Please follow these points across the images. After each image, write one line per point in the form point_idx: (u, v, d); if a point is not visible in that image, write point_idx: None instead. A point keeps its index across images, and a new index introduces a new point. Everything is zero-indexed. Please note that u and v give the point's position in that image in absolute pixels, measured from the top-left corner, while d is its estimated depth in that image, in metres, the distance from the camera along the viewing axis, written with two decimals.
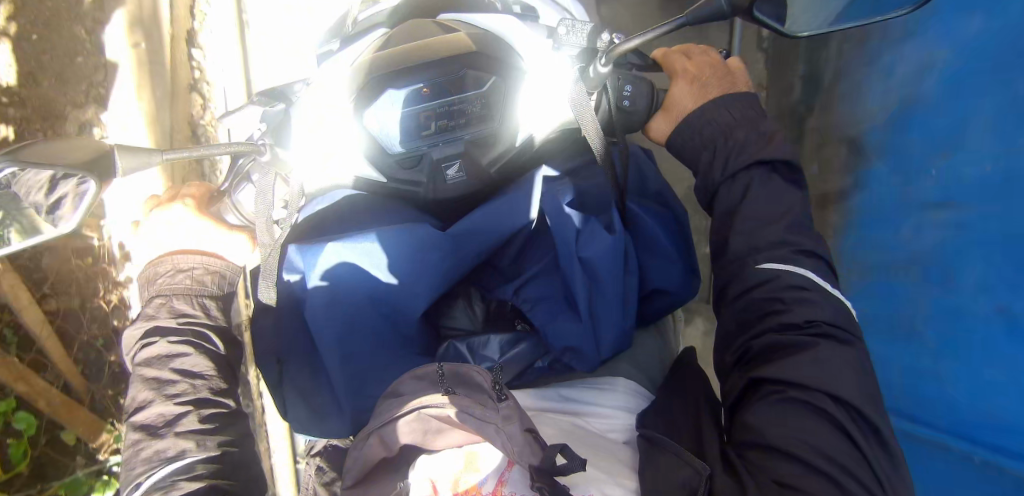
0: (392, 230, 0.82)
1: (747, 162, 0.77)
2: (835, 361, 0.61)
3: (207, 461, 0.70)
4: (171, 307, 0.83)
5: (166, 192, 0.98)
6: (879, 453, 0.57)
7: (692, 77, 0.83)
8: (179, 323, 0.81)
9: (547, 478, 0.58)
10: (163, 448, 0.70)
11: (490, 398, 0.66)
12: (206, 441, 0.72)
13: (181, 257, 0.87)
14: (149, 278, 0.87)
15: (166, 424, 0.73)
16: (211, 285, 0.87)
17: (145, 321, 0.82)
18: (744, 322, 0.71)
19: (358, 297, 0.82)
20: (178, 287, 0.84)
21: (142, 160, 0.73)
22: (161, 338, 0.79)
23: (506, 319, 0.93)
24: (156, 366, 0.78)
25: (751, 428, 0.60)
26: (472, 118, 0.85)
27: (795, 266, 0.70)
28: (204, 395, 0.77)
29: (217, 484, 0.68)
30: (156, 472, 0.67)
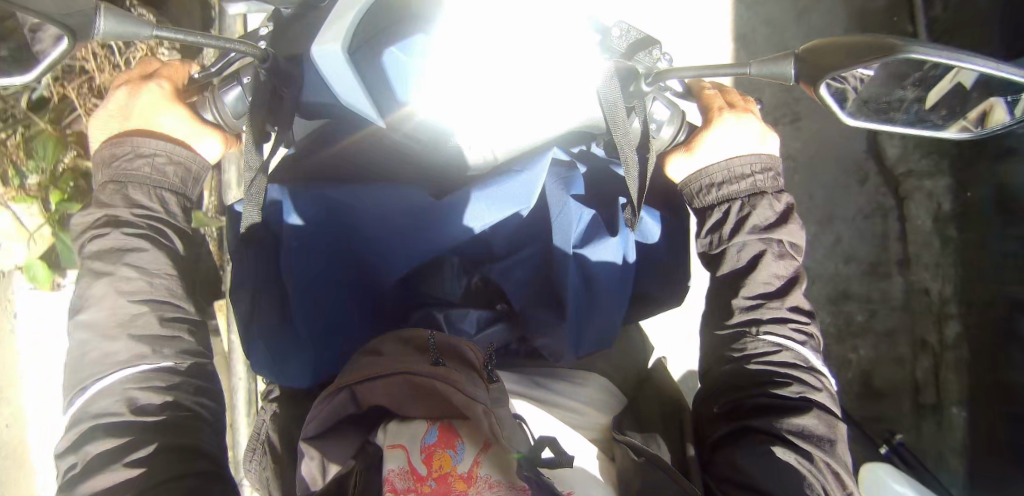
0: (388, 187, 0.76)
1: (760, 232, 0.78)
2: (821, 428, 0.66)
3: (162, 371, 0.65)
4: (127, 195, 0.70)
5: (132, 68, 0.83)
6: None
7: (724, 131, 0.85)
8: (135, 215, 0.69)
9: (532, 467, 0.56)
10: (114, 351, 0.64)
11: (480, 377, 0.63)
12: (164, 349, 0.65)
13: (143, 140, 0.72)
14: (104, 159, 0.72)
15: (116, 324, 0.65)
16: (172, 177, 0.73)
17: (97, 207, 0.69)
18: (740, 380, 0.73)
19: (328, 243, 0.78)
20: (136, 174, 0.71)
21: (128, 30, 0.60)
22: (115, 228, 0.68)
23: (487, 296, 0.86)
24: (109, 260, 0.67)
25: (738, 468, 0.63)
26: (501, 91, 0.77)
27: (794, 346, 0.74)
28: (159, 296, 0.67)
29: (171, 398, 0.63)
30: (105, 376, 0.63)
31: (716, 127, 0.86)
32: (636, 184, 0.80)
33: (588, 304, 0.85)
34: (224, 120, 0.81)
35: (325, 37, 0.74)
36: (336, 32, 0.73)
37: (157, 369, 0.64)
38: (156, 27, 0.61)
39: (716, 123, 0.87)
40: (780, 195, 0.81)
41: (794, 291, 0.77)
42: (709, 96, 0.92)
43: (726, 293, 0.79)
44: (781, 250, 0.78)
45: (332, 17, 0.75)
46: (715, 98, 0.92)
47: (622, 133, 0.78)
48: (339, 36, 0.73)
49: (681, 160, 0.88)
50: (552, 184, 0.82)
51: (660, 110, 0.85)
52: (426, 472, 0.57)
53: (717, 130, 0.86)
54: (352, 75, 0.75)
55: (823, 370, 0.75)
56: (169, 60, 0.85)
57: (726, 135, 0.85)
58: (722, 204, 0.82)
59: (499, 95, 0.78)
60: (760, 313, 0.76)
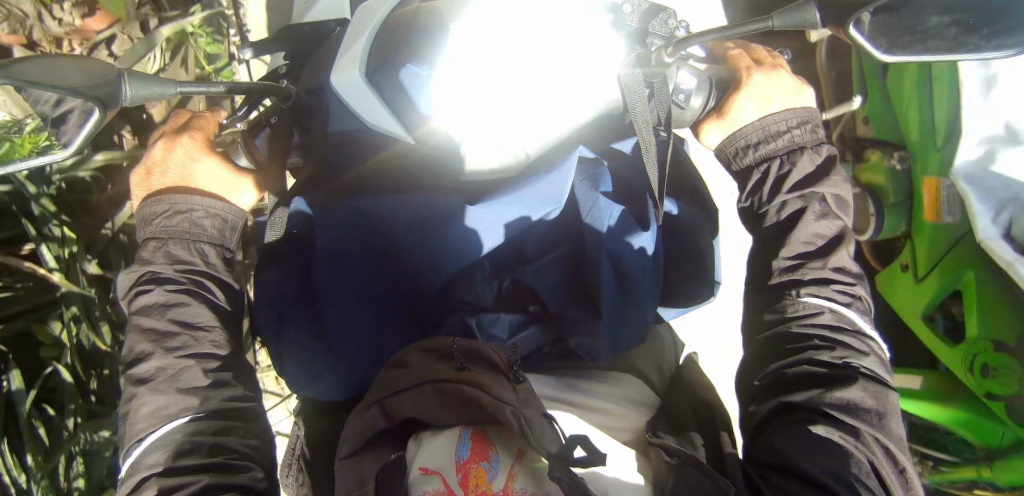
0: (414, 204, 0.76)
1: (800, 193, 0.73)
2: (868, 400, 0.61)
3: (210, 419, 0.70)
4: (168, 252, 0.77)
5: (168, 122, 0.90)
6: (903, 491, 0.57)
7: (758, 93, 0.80)
8: (176, 271, 0.76)
9: (565, 468, 0.56)
10: (164, 404, 0.69)
11: (506, 379, 0.64)
12: (210, 400, 0.71)
13: (178, 196, 0.78)
14: (144, 216, 0.79)
15: (165, 379, 0.71)
16: (211, 229, 0.80)
17: (140, 265, 0.76)
18: (783, 349, 0.69)
19: (359, 264, 0.80)
20: (175, 230, 0.78)
21: (154, 91, 0.65)
22: (158, 285, 0.75)
23: (519, 299, 0.85)
24: (155, 315, 0.74)
25: (775, 449, 0.60)
26: (528, 90, 0.72)
27: (839, 307, 0.69)
28: (205, 349, 0.74)
29: (219, 443, 0.68)
30: (156, 429, 0.68)
31: (748, 88, 0.80)
32: (656, 175, 0.76)
33: (623, 296, 0.83)
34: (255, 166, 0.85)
35: (342, 66, 0.73)
36: (352, 59, 0.73)
37: (204, 417, 0.69)
38: (176, 83, 0.65)
39: (747, 85, 0.80)
40: (819, 147, 0.76)
41: (841, 249, 0.71)
42: (735, 57, 0.87)
43: (765, 257, 0.75)
44: (825, 209, 0.73)
45: (345, 45, 0.75)
46: (741, 58, 0.86)
47: (641, 117, 0.74)
48: (355, 62, 0.73)
49: (715, 129, 0.82)
50: (579, 183, 0.81)
51: (687, 80, 0.79)
52: (461, 492, 0.59)
53: (750, 92, 0.80)
54: (373, 98, 0.73)
55: (872, 333, 0.70)
56: (199, 111, 0.91)
57: (762, 96, 0.79)
58: (762, 164, 0.77)
59: (525, 92, 0.72)
60: (801, 273, 0.71)
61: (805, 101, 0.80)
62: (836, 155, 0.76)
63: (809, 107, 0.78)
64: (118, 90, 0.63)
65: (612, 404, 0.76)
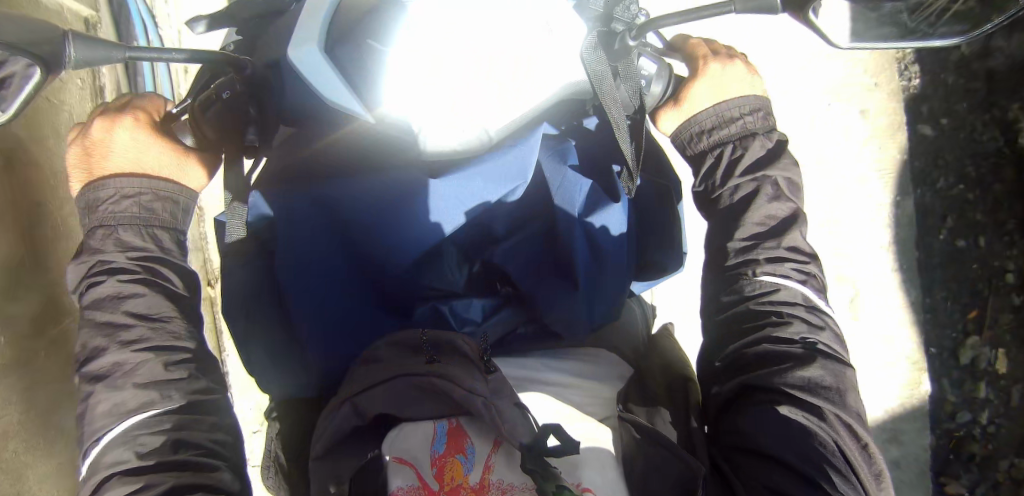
0: (376, 188, 0.74)
1: (752, 176, 0.74)
2: (827, 378, 0.62)
3: (173, 414, 0.67)
4: (119, 238, 0.73)
5: (108, 102, 0.84)
6: (868, 467, 0.58)
7: (714, 81, 0.80)
8: (129, 259, 0.73)
9: (536, 460, 0.56)
10: (121, 401, 0.66)
11: (479, 370, 0.64)
12: (172, 392, 0.68)
13: (126, 181, 0.75)
14: (88, 201, 0.75)
15: (121, 373, 0.68)
16: (163, 214, 0.77)
17: (90, 255, 0.73)
18: (743, 327, 0.70)
19: (324, 250, 0.77)
20: (124, 215, 0.74)
21: (98, 54, 0.61)
22: (109, 276, 0.71)
23: (489, 282, 0.82)
24: (108, 308, 0.71)
25: (741, 433, 0.62)
26: (484, 66, 0.68)
27: (794, 284, 0.71)
28: (164, 339, 0.71)
29: (182, 438, 0.65)
30: (116, 425, 0.65)
31: (706, 77, 0.81)
32: (630, 148, 0.74)
33: (595, 277, 0.82)
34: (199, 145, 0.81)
35: (298, 41, 0.71)
36: (311, 32, 0.71)
37: (165, 412, 0.66)
38: (126, 47, 0.62)
39: (704, 74, 0.81)
40: (771, 133, 0.77)
41: (793, 228, 0.73)
42: (694, 45, 0.86)
43: (718, 237, 0.76)
44: (776, 191, 0.74)
45: (305, 15, 0.72)
46: (699, 45, 0.85)
47: (609, 95, 0.71)
48: (314, 40, 0.71)
49: (671, 117, 0.83)
50: (546, 159, 0.79)
51: (648, 65, 0.80)
52: (439, 490, 0.58)
53: (706, 80, 0.81)
54: (331, 73, 0.71)
55: (826, 309, 0.71)
56: (147, 93, 0.85)
57: (719, 81, 0.80)
58: (715, 150, 0.78)
59: (477, 69, 0.68)
60: (756, 253, 0.72)
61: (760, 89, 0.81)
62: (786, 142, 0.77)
63: (760, 96, 0.79)
64: (60, 46, 0.60)
65: (569, 378, 0.77)
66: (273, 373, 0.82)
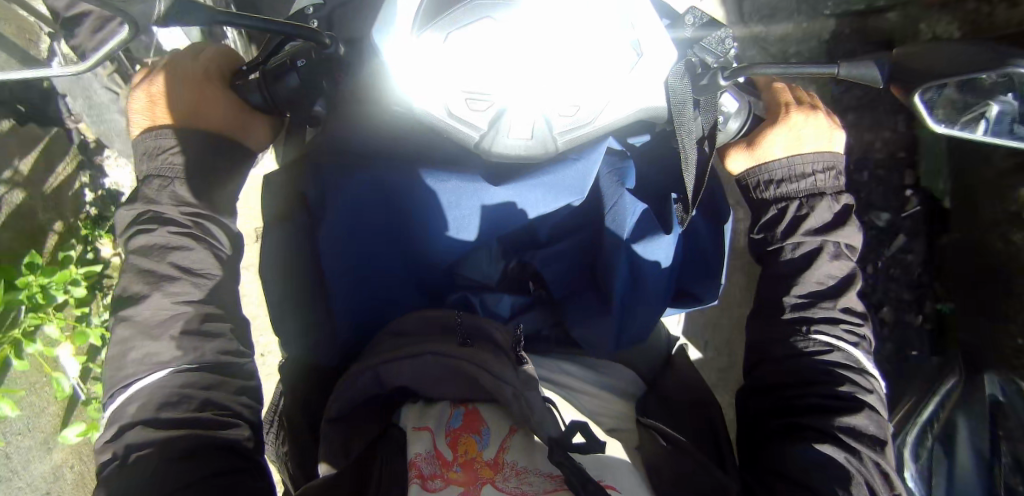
0: (435, 173, 0.73)
1: (821, 236, 0.75)
2: (871, 428, 0.62)
3: (204, 372, 0.66)
4: (174, 193, 0.72)
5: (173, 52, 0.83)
6: None
7: (793, 133, 0.80)
8: (182, 214, 0.71)
9: (565, 454, 0.53)
10: (155, 352, 0.64)
11: (510, 361, 0.61)
12: (205, 352, 0.66)
13: (189, 135, 0.75)
14: (146, 150, 0.74)
15: (159, 323, 0.66)
16: (220, 173, 0.76)
17: (141, 203, 0.71)
18: (787, 374, 0.69)
19: (374, 226, 0.77)
20: (181, 168, 0.73)
21: (192, 16, 0.54)
22: (160, 226, 0.70)
23: (521, 281, 0.82)
24: (154, 256, 0.69)
25: (775, 458, 0.60)
26: (570, 79, 0.68)
27: (844, 344, 0.69)
28: (204, 295, 0.70)
29: (210, 398, 0.64)
30: (145, 376, 0.63)
31: (786, 125, 0.81)
32: (692, 181, 0.74)
33: (631, 304, 0.80)
34: (269, 105, 0.82)
35: (385, 20, 0.67)
36: (399, 12, 0.65)
37: (195, 369, 0.65)
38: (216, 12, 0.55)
39: (786, 123, 0.81)
40: (838, 195, 0.77)
41: (850, 290, 0.73)
42: (778, 90, 0.87)
43: (776, 288, 0.76)
44: (838, 250, 0.75)
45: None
46: (785, 92, 0.86)
47: (686, 127, 0.74)
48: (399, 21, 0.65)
49: (742, 158, 0.83)
50: (605, 175, 0.79)
51: (729, 103, 0.80)
52: (451, 459, 0.56)
53: (785, 130, 0.80)
54: (411, 62, 0.66)
55: (875, 372, 0.69)
56: (209, 43, 0.84)
57: (798, 134, 0.80)
58: (779, 202, 0.79)
59: (559, 80, 0.68)
60: (811, 311, 0.72)
61: (835, 146, 0.81)
62: (854, 206, 0.77)
63: (837, 154, 0.79)
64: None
65: (595, 388, 0.74)
66: (290, 336, 0.80)
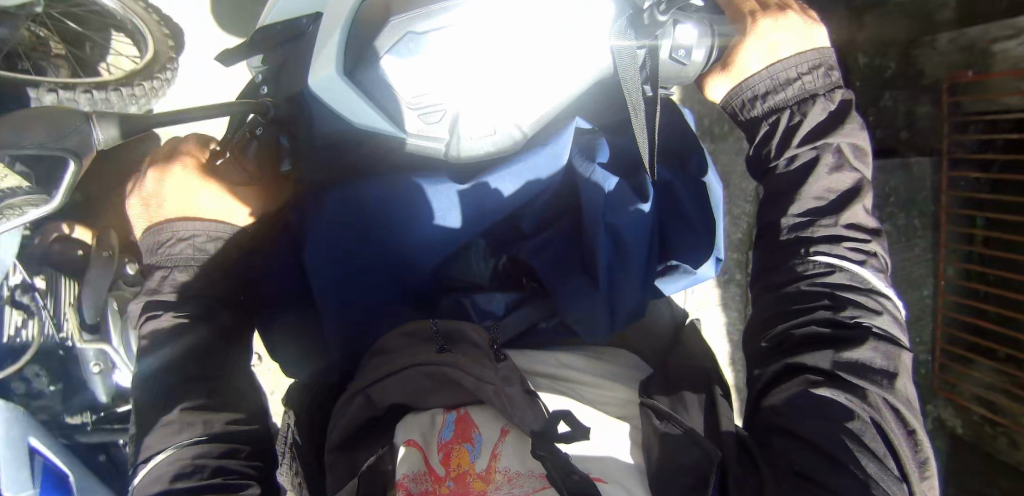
0: (405, 187, 0.75)
1: (808, 146, 0.68)
2: (879, 360, 0.56)
3: (213, 442, 0.69)
4: (173, 280, 0.78)
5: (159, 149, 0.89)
6: (911, 453, 0.53)
7: (764, 41, 0.73)
8: (184, 299, 0.77)
9: (545, 446, 0.54)
10: (170, 425, 0.69)
11: (488, 358, 0.62)
12: (213, 423, 0.71)
13: (180, 225, 0.78)
14: (150, 246, 0.79)
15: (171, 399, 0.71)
16: (217, 254, 0.79)
17: (147, 293, 0.78)
18: (787, 308, 0.64)
19: (355, 249, 0.78)
20: (179, 257, 0.78)
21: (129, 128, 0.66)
22: (166, 312, 0.76)
23: (512, 277, 0.83)
24: (164, 341, 0.75)
25: (775, 412, 0.56)
26: (512, 67, 0.71)
27: (847, 263, 0.63)
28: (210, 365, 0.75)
29: (221, 465, 0.67)
30: (162, 452, 0.67)
31: (754, 36, 0.74)
32: (643, 143, 0.72)
33: (618, 274, 0.78)
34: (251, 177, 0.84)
35: (319, 64, 0.69)
36: (328, 55, 0.69)
37: (207, 440, 0.69)
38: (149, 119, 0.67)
39: (754, 33, 0.74)
40: (832, 93, 0.70)
41: (856, 203, 0.66)
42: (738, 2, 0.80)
43: (772, 209, 0.69)
44: (839, 160, 0.67)
45: (317, 45, 0.70)
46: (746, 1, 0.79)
47: (629, 76, 0.72)
48: (331, 61, 0.69)
49: (721, 82, 0.77)
50: (576, 158, 0.77)
51: (688, 34, 0.73)
52: (443, 475, 0.56)
53: (756, 40, 0.74)
54: (358, 97, 0.70)
55: (886, 291, 0.63)
56: (190, 136, 0.90)
57: (771, 41, 0.73)
58: (770, 117, 0.72)
59: (505, 74, 0.71)
60: (811, 231, 0.65)
61: (817, 42, 0.73)
62: (852, 99, 0.70)
63: (822, 49, 0.71)
64: (87, 135, 0.63)
65: (594, 377, 0.71)
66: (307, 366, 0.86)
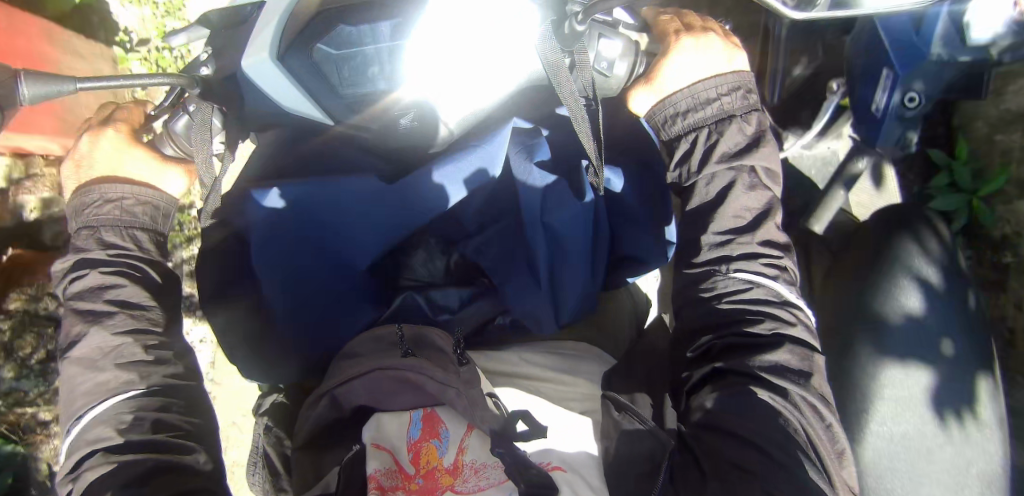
0: (341, 183, 0.74)
1: (725, 162, 0.73)
2: (794, 362, 0.65)
3: (153, 396, 0.69)
4: (101, 238, 0.75)
5: (94, 112, 0.87)
6: (830, 444, 0.62)
7: (687, 57, 0.79)
8: (110, 255, 0.74)
9: (505, 444, 0.57)
10: (105, 380, 0.68)
11: (451, 363, 0.65)
12: (152, 375, 0.70)
13: (108, 186, 0.77)
14: (74, 207, 0.77)
15: (104, 357, 0.70)
16: (144, 217, 0.78)
17: (73, 253, 0.75)
18: (709, 323, 0.71)
19: (297, 239, 0.77)
20: (106, 218, 0.76)
21: (55, 89, 0.66)
22: (91, 270, 0.73)
23: (468, 273, 0.87)
24: (91, 298, 0.72)
25: (707, 411, 0.63)
26: (439, 68, 0.70)
27: (764, 281, 0.71)
28: (145, 326, 0.73)
29: (161, 419, 0.67)
30: (98, 404, 0.67)
31: (676, 53, 0.80)
32: (592, 145, 0.73)
33: (560, 271, 0.81)
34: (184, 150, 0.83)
35: (251, 51, 0.69)
36: (260, 42, 0.69)
37: (146, 393, 0.69)
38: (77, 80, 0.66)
39: (675, 49, 0.80)
40: (749, 115, 0.75)
41: (769, 222, 0.73)
42: (664, 22, 0.86)
43: (692, 230, 0.76)
44: (754, 180, 0.73)
45: (258, 24, 0.70)
46: (671, 21, 0.85)
47: (567, 89, 0.69)
48: (263, 46, 0.68)
49: (644, 93, 0.81)
50: (514, 154, 0.79)
51: (610, 48, 0.80)
52: (414, 473, 0.60)
53: (679, 55, 0.79)
54: (287, 82, 0.71)
55: (798, 303, 0.72)
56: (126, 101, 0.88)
57: (691, 59, 0.79)
58: (689, 134, 0.77)
59: (431, 76, 0.70)
60: (730, 249, 0.72)
61: (735, 66, 0.79)
62: (764, 125, 0.75)
63: (739, 71, 0.77)
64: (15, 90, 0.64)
65: (551, 371, 0.76)
66: (249, 363, 0.81)
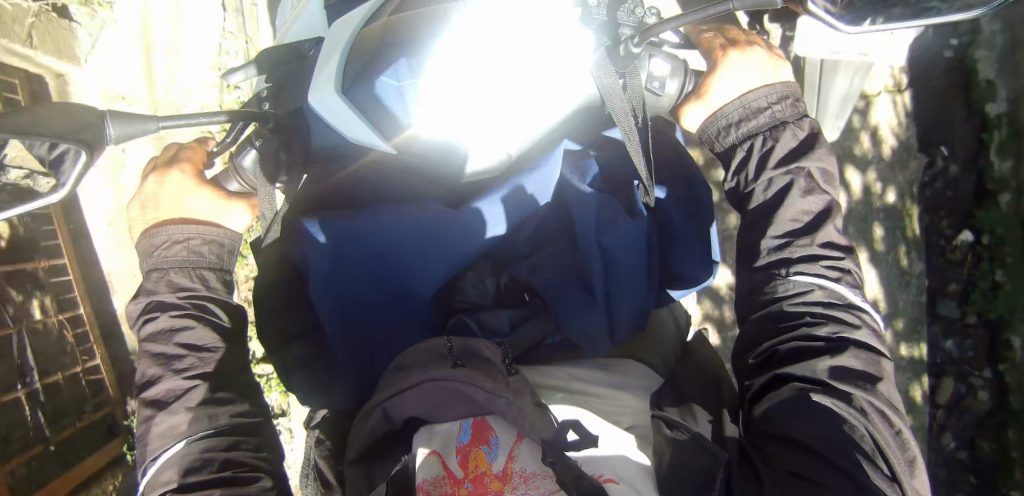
0: (400, 209, 0.77)
1: (778, 167, 0.74)
2: (859, 367, 0.64)
3: (218, 435, 0.72)
4: (170, 280, 0.80)
5: (157, 156, 0.93)
6: (901, 451, 0.59)
7: (734, 71, 0.80)
8: (180, 298, 0.80)
9: (556, 454, 0.57)
10: (175, 423, 0.72)
11: (501, 372, 0.67)
12: (219, 416, 0.73)
13: (176, 228, 0.82)
14: (144, 249, 0.83)
15: (175, 399, 0.74)
16: (210, 256, 0.84)
17: (146, 295, 0.80)
18: (778, 327, 0.70)
19: (356, 266, 0.79)
20: (175, 259, 0.82)
21: (139, 128, 0.73)
22: (162, 313, 0.78)
23: (517, 294, 0.87)
24: (163, 340, 0.77)
25: (768, 420, 0.62)
26: (497, 95, 0.71)
27: (824, 282, 0.69)
28: (213, 368, 0.77)
29: (230, 457, 0.70)
30: (170, 447, 0.70)
31: (723, 69, 0.80)
32: (643, 163, 0.75)
33: (613, 286, 0.83)
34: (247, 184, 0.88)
35: (318, 84, 0.72)
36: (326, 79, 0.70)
37: (210, 434, 0.71)
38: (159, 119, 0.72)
39: (723, 63, 0.81)
40: (802, 121, 0.76)
41: (828, 224, 0.71)
42: (708, 41, 0.87)
43: (754, 231, 0.75)
44: (811, 184, 0.72)
45: (321, 61, 0.72)
46: (714, 39, 0.86)
47: (618, 106, 0.73)
48: (330, 82, 0.70)
49: (696, 108, 0.82)
50: (568, 175, 0.82)
51: (661, 67, 0.79)
52: (462, 478, 0.59)
53: (727, 70, 0.80)
54: (352, 113, 0.71)
55: (863, 305, 0.70)
56: (187, 143, 0.94)
57: (739, 72, 0.79)
58: (745, 142, 0.77)
59: (490, 101, 0.72)
60: (789, 252, 0.71)
61: (784, 75, 0.79)
62: (818, 128, 0.75)
63: (788, 82, 0.78)
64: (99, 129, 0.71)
65: (606, 389, 0.75)
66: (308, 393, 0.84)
